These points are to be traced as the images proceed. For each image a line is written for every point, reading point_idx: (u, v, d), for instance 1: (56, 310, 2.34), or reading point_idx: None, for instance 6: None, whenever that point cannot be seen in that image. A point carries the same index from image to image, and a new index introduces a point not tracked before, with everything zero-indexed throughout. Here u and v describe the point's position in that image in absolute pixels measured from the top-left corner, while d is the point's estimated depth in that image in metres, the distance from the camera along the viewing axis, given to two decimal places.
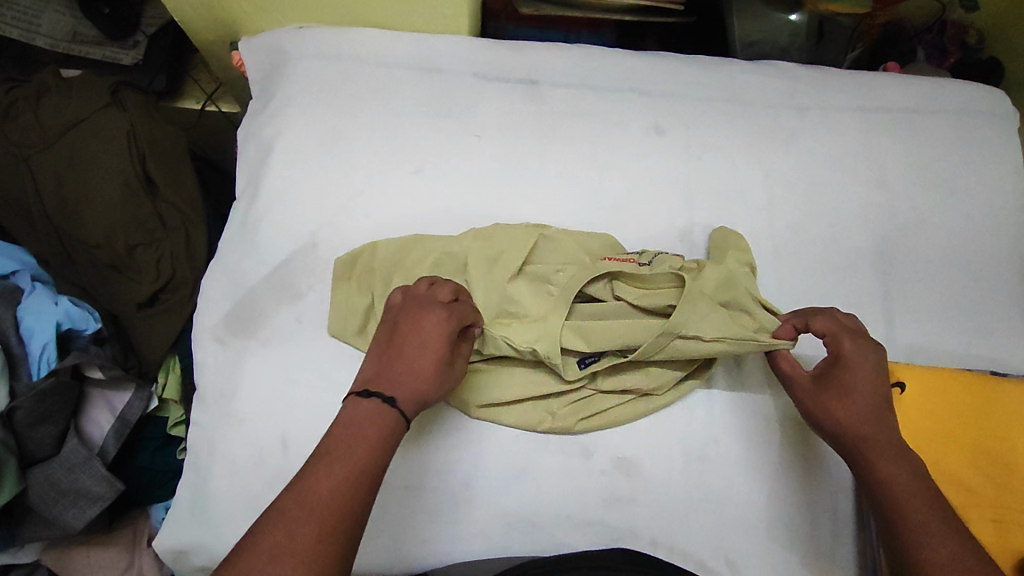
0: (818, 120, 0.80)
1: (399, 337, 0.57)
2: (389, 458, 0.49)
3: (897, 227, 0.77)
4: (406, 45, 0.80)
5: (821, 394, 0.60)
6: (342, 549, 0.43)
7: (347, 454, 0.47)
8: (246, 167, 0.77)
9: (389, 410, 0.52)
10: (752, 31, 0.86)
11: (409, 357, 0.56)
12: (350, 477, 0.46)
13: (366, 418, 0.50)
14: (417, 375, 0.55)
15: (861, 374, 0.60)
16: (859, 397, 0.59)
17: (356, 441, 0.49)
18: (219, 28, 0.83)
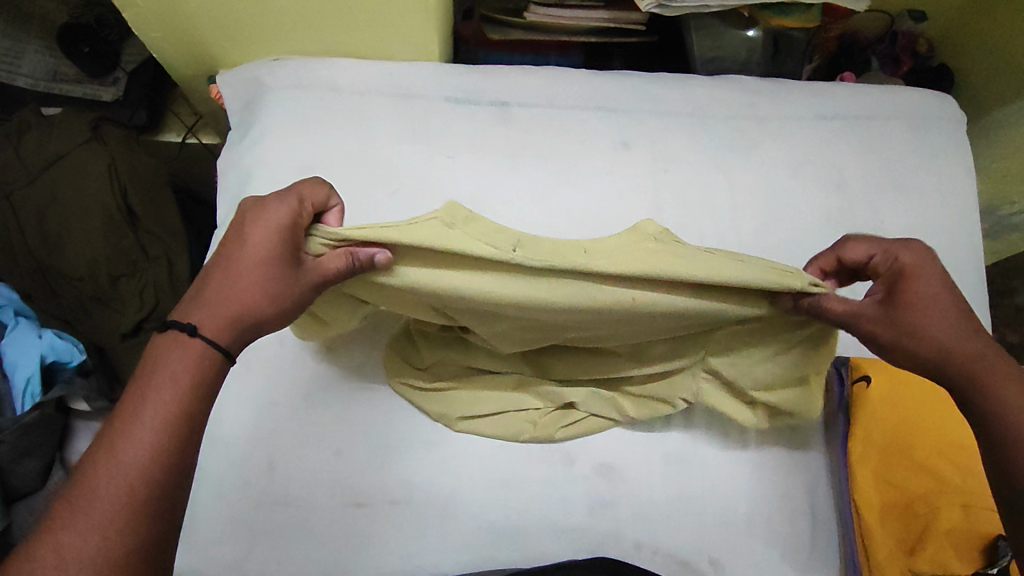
0: (777, 130, 0.84)
1: (228, 245, 0.51)
2: (194, 396, 0.45)
3: (857, 228, 0.80)
4: (380, 73, 0.83)
5: (902, 319, 0.54)
6: (139, 497, 0.41)
7: (143, 401, 0.44)
8: (226, 194, 0.79)
9: (193, 339, 0.47)
10: (711, 48, 0.90)
11: (232, 270, 0.50)
12: (146, 425, 0.43)
13: (161, 374, 0.45)
14: (237, 286, 0.50)
15: (933, 286, 0.54)
16: (942, 317, 0.53)
17: (144, 406, 0.43)
18: (197, 63, 0.86)
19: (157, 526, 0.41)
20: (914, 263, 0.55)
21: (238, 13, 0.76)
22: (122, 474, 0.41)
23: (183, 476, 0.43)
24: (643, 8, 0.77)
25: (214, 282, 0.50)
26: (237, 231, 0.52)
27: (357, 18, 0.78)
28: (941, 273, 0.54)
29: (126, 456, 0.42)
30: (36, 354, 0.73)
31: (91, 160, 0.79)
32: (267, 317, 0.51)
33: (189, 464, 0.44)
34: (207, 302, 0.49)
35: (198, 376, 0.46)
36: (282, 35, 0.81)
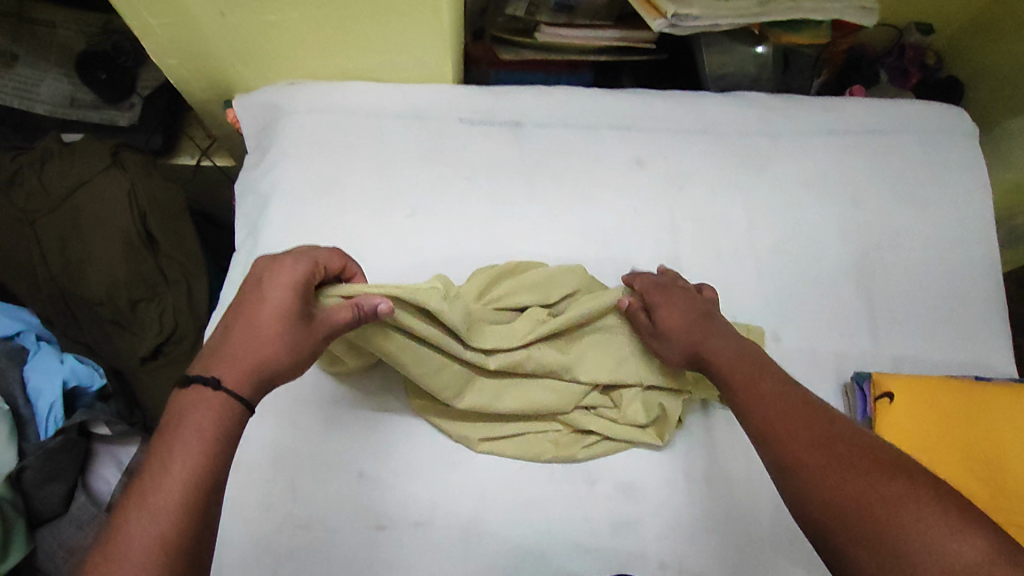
0: (790, 145, 0.84)
1: (246, 302, 0.53)
2: (219, 448, 0.45)
3: (874, 242, 0.80)
4: (394, 95, 0.84)
5: (672, 330, 0.63)
6: (170, 556, 0.40)
7: (165, 457, 0.44)
8: (245, 218, 0.80)
9: (215, 391, 0.47)
10: (722, 65, 0.91)
11: (248, 323, 0.52)
12: (169, 481, 0.43)
13: (187, 426, 0.45)
14: (260, 339, 0.51)
15: (675, 309, 0.64)
16: (681, 334, 0.62)
17: (169, 458, 0.43)
18: (215, 88, 0.87)
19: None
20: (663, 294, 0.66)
21: (256, 39, 0.77)
22: (149, 527, 0.41)
23: (209, 531, 0.43)
24: (655, 27, 0.78)
25: (232, 335, 0.52)
26: (254, 288, 0.54)
27: (372, 41, 0.79)
28: (681, 302, 0.65)
29: (154, 508, 0.42)
30: (59, 378, 0.75)
31: (110, 186, 0.80)
32: (283, 368, 0.52)
33: (213, 517, 0.44)
34: (224, 355, 0.50)
35: (223, 426, 0.46)
36: (298, 60, 0.82)
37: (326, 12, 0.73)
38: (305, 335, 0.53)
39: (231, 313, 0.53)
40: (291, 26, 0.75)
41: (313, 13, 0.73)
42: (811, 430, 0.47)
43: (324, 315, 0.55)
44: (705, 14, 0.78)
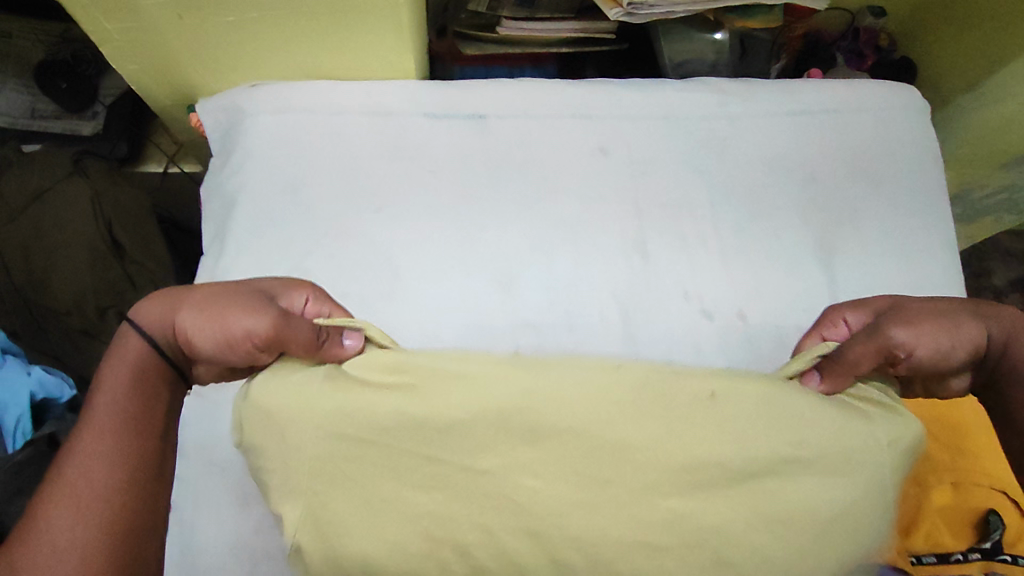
0: (748, 127, 0.86)
1: (214, 288, 0.59)
2: (112, 396, 0.53)
3: (832, 218, 0.82)
4: (356, 95, 0.84)
5: (921, 336, 0.58)
6: (117, 510, 0.49)
7: (106, 400, 0.53)
8: (212, 222, 0.79)
9: (134, 339, 0.56)
10: (680, 52, 0.91)
11: (196, 302, 0.57)
12: (96, 426, 0.52)
13: (110, 373, 0.55)
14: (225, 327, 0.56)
15: (916, 308, 0.62)
16: (942, 332, 0.59)
17: (99, 402, 0.53)
18: (177, 93, 0.87)
19: (117, 530, 0.49)
20: (878, 304, 0.64)
21: (216, 42, 0.77)
22: (88, 474, 0.50)
23: (142, 495, 0.51)
24: (612, 17, 0.79)
25: (185, 306, 0.57)
26: (212, 288, 0.59)
27: (332, 39, 0.79)
28: (909, 298, 0.63)
29: (96, 451, 0.51)
30: (26, 390, 0.72)
31: (73, 196, 0.79)
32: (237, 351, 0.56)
33: (147, 483, 0.52)
34: (180, 314, 0.56)
35: (129, 391, 0.54)
36: (259, 61, 0.82)
37: (284, 11, 0.73)
38: (249, 320, 0.56)
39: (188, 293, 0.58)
40: (250, 27, 0.75)
41: (269, 13, 0.73)
42: None
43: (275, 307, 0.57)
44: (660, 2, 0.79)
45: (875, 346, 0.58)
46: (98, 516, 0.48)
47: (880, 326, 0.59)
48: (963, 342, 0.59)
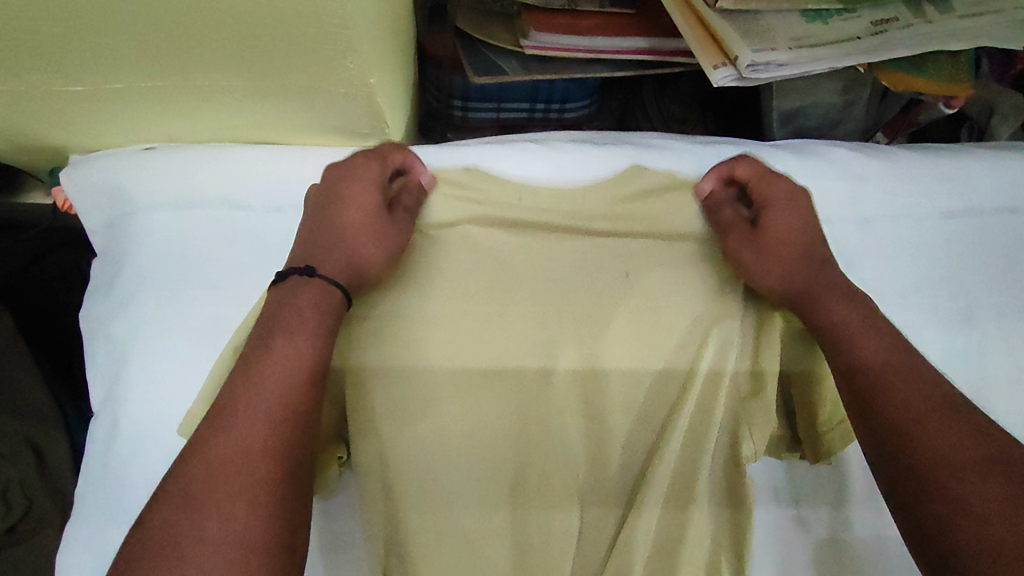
0: (887, 236, 0.58)
1: (323, 199, 0.51)
2: (306, 329, 0.43)
3: (1002, 383, 0.56)
4: (305, 172, 0.54)
5: (769, 246, 0.52)
6: (289, 455, 0.38)
7: (290, 333, 0.42)
8: (97, 374, 0.53)
9: (310, 283, 0.46)
10: (797, 97, 0.61)
11: (330, 228, 0.50)
12: (292, 361, 0.41)
13: (293, 310, 0.44)
14: (347, 231, 0.50)
15: (783, 227, 0.52)
16: (785, 247, 0.52)
17: (281, 341, 0.42)
18: (29, 150, 0.56)
19: (287, 475, 0.38)
20: (783, 197, 0.54)
21: (67, 108, 0.47)
22: (264, 399, 0.39)
23: (308, 446, 0.40)
24: (716, 81, 0.49)
25: (324, 240, 0.49)
26: (316, 197, 0.51)
27: (265, 114, 0.49)
28: (805, 204, 0.53)
29: (268, 378, 0.40)
30: None
31: None
32: (370, 250, 0.50)
33: (311, 436, 0.40)
34: (326, 245, 0.49)
35: (324, 326, 0.44)
36: (145, 123, 0.51)
37: (169, 82, 0.43)
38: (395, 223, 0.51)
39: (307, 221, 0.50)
40: (117, 98, 0.45)
41: (142, 84, 0.43)
42: (944, 429, 0.41)
43: (396, 207, 0.52)
44: (795, 59, 0.49)
45: (732, 228, 0.54)
46: (264, 460, 0.37)
47: (748, 227, 0.54)
48: (786, 269, 0.51)
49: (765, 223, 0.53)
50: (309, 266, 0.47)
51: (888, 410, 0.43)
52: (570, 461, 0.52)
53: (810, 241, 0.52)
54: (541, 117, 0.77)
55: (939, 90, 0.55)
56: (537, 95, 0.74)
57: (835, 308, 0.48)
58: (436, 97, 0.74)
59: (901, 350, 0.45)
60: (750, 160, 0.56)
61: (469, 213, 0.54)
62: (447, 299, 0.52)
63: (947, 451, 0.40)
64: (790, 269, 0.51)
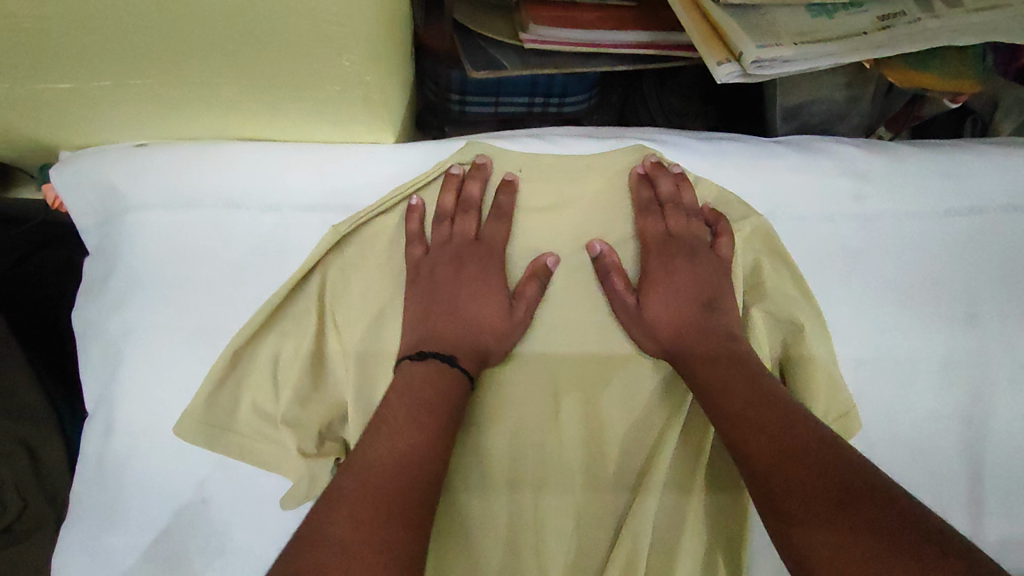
0: (891, 234, 0.58)
1: (444, 266, 0.52)
2: (427, 420, 0.45)
3: (999, 380, 0.57)
4: (300, 169, 0.53)
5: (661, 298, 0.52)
6: (404, 532, 0.40)
7: (407, 418, 0.45)
8: (90, 375, 0.52)
9: (447, 367, 0.48)
10: (800, 93, 0.60)
11: (454, 301, 0.51)
12: (399, 446, 0.43)
13: (403, 393, 0.46)
14: (473, 330, 0.51)
15: (689, 275, 0.53)
16: (671, 301, 0.52)
17: (394, 419, 0.45)
18: (18, 146, 0.55)
19: (404, 509, 0.41)
20: (667, 246, 0.53)
21: (55, 105, 0.45)
22: (371, 484, 0.41)
23: (422, 509, 0.42)
24: (719, 77, 0.49)
25: (443, 326, 0.51)
26: (425, 273, 0.52)
27: (258, 111, 0.48)
28: (711, 259, 0.53)
29: (381, 464, 0.42)
30: None
31: None
32: (491, 341, 0.51)
33: (425, 503, 0.42)
34: (443, 318, 0.51)
35: (438, 398, 0.46)
36: (136, 121, 0.49)
37: (158, 80, 0.42)
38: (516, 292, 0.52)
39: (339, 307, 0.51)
40: (107, 95, 0.44)
41: (132, 81, 0.42)
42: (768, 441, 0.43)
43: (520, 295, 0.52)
44: (799, 55, 0.48)
45: (619, 270, 0.52)
46: (378, 543, 0.39)
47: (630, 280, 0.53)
48: (669, 322, 0.52)
49: (648, 281, 0.53)
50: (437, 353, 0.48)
51: (742, 445, 0.44)
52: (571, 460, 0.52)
53: (696, 298, 0.52)
54: (540, 111, 0.75)
55: (941, 87, 0.55)
56: (536, 90, 0.72)
57: (712, 363, 0.49)
58: (433, 90, 0.73)
59: (785, 405, 0.45)
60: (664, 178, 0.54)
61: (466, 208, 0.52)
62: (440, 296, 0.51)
63: (799, 465, 0.42)
64: (662, 324, 0.52)
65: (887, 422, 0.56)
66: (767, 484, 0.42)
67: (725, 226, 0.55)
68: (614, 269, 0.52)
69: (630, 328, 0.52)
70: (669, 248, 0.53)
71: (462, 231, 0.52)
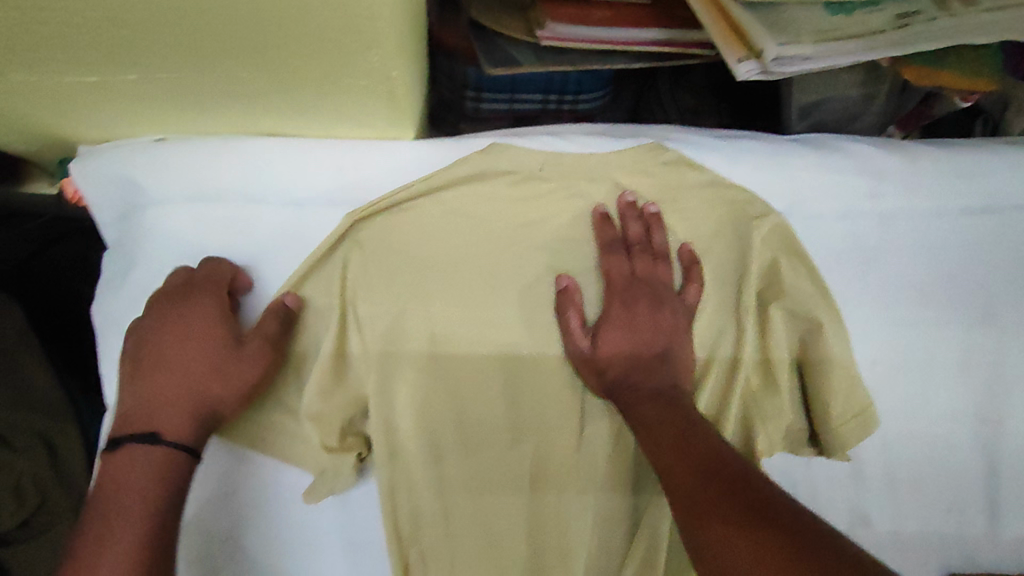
0: (908, 232, 0.58)
1: (167, 324, 0.48)
2: (149, 484, 0.43)
3: (1016, 377, 0.57)
4: (321, 164, 0.53)
5: (615, 339, 0.51)
6: None
7: (137, 483, 0.43)
8: (110, 368, 0.52)
9: (152, 448, 0.44)
10: (817, 91, 0.60)
11: (161, 362, 0.47)
12: (133, 524, 0.41)
13: (137, 465, 0.44)
14: (187, 375, 0.47)
15: (649, 320, 0.52)
16: (621, 341, 0.51)
17: (123, 495, 0.42)
18: (40, 141, 0.55)
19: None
20: (626, 292, 0.52)
21: (79, 100, 0.45)
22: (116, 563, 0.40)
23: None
24: (741, 75, 0.49)
25: (161, 389, 0.47)
26: (212, 295, 0.49)
27: (280, 109, 0.48)
28: (672, 305, 0.52)
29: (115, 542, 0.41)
30: None
31: None
32: (225, 397, 0.48)
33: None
34: (151, 393, 0.47)
35: (169, 474, 0.44)
36: (159, 117, 0.49)
37: (184, 75, 0.42)
38: (239, 354, 0.48)
39: (148, 342, 0.48)
40: (133, 90, 0.44)
41: (159, 75, 0.42)
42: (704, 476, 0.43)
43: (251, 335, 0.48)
44: (820, 53, 0.49)
45: (576, 312, 0.52)
46: None
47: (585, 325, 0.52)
48: (621, 360, 0.51)
49: (599, 329, 0.52)
50: (146, 430, 0.45)
51: (674, 480, 0.44)
52: (589, 450, 0.54)
53: (647, 342, 0.51)
54: (554, 109, 0.76)
55: (961, 84, 0.55)
56: (551, 87, 0.73)
57: (645, 404, 0.49)
58: (448, 87, 0.73)
59: (726, 454, 0.45)
60: (635, 216, 0.53)
61: (490, 205, 0.53)
62: (466, 292, 0.53)
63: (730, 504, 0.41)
64: (610, 362, 0.51)
65: (904, 415, 0.57)
66: (693, 514, 0.42)
67: (744, 224, 0.55)
68: (572, 306, 0.52)
69: (585, 373, 0.52)
70: (630, 291, 0.52)
71: (485, 228, 0.53)
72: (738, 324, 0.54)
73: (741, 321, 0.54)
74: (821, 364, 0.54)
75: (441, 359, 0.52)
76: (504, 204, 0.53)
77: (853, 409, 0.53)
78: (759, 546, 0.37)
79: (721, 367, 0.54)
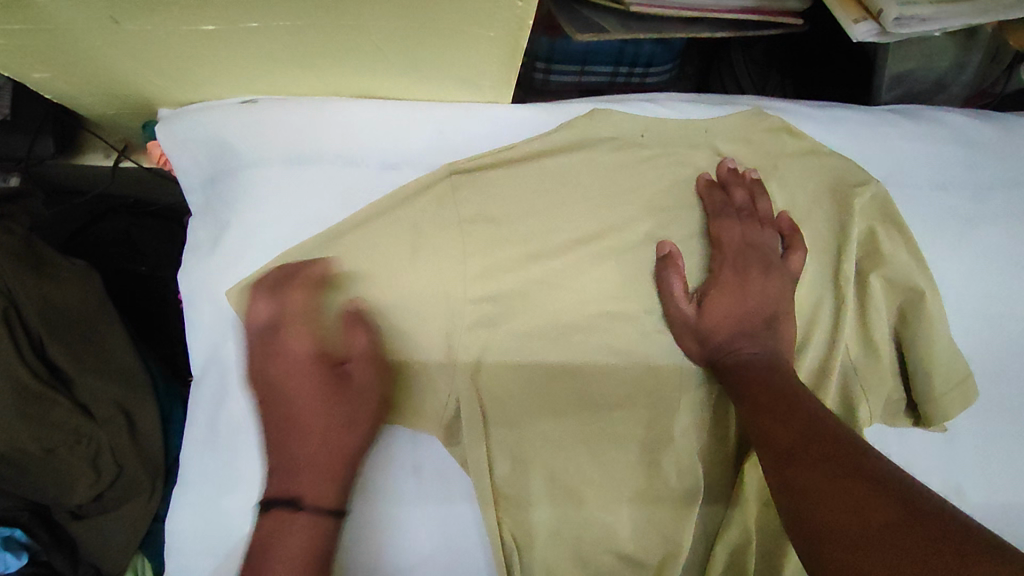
0: (1002, 205, 0.58)
1: (276, 379, 0.46)
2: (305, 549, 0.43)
3: None
4: (420, 129, 0.52)
5: (722, 305, 0.50)
6: None
7: (294, 543, 0.43)
8: (198, 332, 0.50)
9: (305, 515, 0.44)
10: (909, 59, 0.60)
11: (288, 425, 0.45)
12: None
13: (287, 537, 0.43)
14: (305, 433, 0.45)
15: (760, 286, 0.51)
16: (727, 308, 0.50)
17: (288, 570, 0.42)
18: (125, 103, 0.54)
19: None
20: (732, 257, 0.51)
21: (189, 53, 0.44)
22: None
23: None
24: (857, 36, 0.49)
25: (290, 450, 0.45)
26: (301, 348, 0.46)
27: (392, 60, 0.47)
28: (779, 273, 0.51)
29: None
30: None
31: None
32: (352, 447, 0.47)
33: None
34: (285, 465, 0.45)
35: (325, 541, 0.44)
36: (259, 74, 0.48)
37: (310, 22, 0.40)
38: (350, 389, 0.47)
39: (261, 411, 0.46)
40: (251, 40, 0.42)
41: (283, 24, 0.41)
42: (812, 444, 0.40)
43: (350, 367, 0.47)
44: (937, 14, 0.48)
45: (678, 276, 0.51)
46: None
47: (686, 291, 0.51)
48: (726, 326, 0.50)
49: (705, 295, 0.50)
50: (297, 499, 0.44)
51: (777, 447, 0.42)
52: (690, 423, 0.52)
53: (755, 309, 0.50)
54: (622, 82, 0.75)
55: None
56: (622, 58, 0.71)
57: (750, 369, 0.48)
58: None
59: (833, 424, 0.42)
60: (739, 183, 0.53)
61: (589, 171, 0.52)
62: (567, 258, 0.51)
63: (835, 477, 0.38)
64: (715, 329, 0.50)
65: (1001, 387, 0.56)
66: (797, 487, 0.39)
67: (843, 191, 0.54)
68: (674, 271, 0.51)
69: (687, 340, 0.51)
70: (741, 255, 0.51)
71: (585, 192, 0.52)
72: (837, 293, 0.53)
73: (842, 290, 0.53)
74: (927, 333, 0.52)
75: (542, 326, 0.51)
76: (602, 169, 0.53)
77: (954, 379, 0.53)
78: (876, 522, 0.34)
79: (820, 336, 0.53)
